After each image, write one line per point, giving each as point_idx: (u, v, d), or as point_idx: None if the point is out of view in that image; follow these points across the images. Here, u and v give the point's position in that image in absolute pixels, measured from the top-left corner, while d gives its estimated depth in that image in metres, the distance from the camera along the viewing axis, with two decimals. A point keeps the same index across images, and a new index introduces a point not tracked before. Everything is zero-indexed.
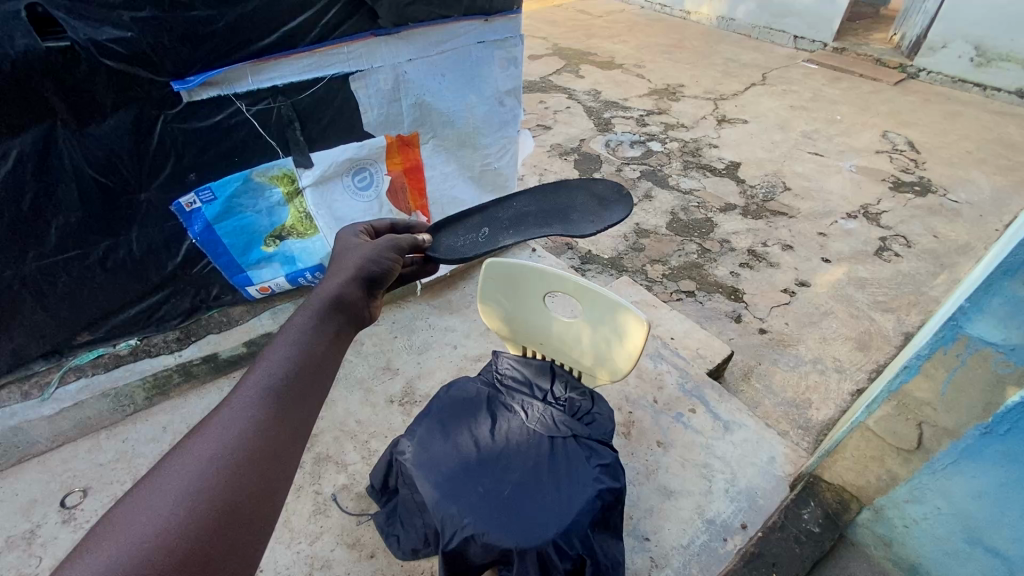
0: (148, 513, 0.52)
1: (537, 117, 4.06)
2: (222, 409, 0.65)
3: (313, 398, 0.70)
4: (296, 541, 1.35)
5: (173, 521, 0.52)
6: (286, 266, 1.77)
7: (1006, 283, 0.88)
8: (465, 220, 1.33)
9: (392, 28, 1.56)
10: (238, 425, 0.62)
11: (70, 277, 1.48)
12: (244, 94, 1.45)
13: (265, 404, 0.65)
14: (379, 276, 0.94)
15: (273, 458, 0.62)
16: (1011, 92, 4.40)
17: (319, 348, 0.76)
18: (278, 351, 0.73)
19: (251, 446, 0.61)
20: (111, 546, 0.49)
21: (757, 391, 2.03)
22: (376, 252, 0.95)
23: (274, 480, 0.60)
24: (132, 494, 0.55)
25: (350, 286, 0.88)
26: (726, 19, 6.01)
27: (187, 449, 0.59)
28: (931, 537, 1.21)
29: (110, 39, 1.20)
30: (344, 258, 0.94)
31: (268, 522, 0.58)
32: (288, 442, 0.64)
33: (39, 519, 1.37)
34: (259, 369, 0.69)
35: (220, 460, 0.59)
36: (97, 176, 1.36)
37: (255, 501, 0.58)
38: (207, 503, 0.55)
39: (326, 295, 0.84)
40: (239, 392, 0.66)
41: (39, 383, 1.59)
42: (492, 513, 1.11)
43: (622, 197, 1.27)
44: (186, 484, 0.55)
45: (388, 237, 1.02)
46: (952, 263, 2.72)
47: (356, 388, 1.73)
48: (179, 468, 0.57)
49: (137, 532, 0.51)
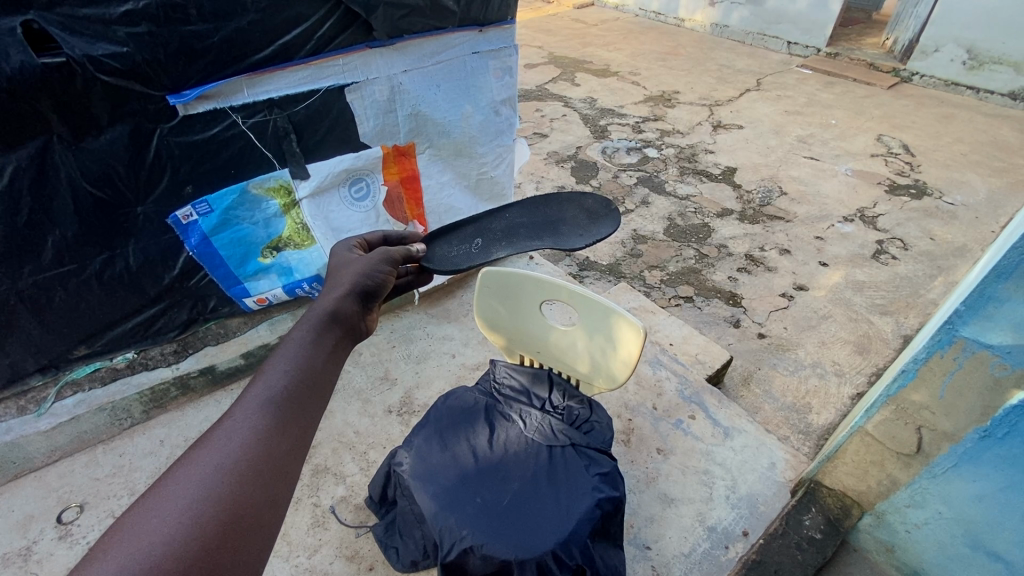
0: (155, 522, 0.52)
1: (534, 125, 4.09)
2: (225, 419, 0.65)
3: (313, 408, 0.70)
4: (295, 554, 1.34)
5: (179, 530, 0.52)
6: (283, 277, 1.77)
7: (1000, 286, 0.88)
8: (458, 230, 1.33)
9: (387, 40, 1.57)
10: (240, 436, 0.62)
11: (67, 291, 1.47)
12: (240, 107, 1.45)
13: (268, 415, 0.66)
14: (374, 288, 0.94)
15: (276, 468, 0.62)
16: (1004, 95, 4.44)
17: (319, 360, 0.76)
18: (278, 363, 0.73)
19: (255, 456, 0.61)
20: (119, 555, 0.49)
21: (757, 397, 2.02)
22: (369, 265, 0.95)
23: (277, 489, 0.60)
24: (137, 504, 0.55)
25: (346, 299, 0.88)
26: (721, 26, 6.06)
27: (190, 459, 0.59)
28: (933, 542, 1.20)
29: (105, 54, 1.20)
30: (340, 272, 0.95)
31: (272, 532, 0.58)
32: (290, 453, 0.64)
33: (36, 535, 1.36)
34: (259, 380, 0.70)
35: (225, 470, 0.59)
36: (94, 190, 1.36)
37: (259, 510, 0.58)
38: (212, 512, 0.55)
39: (324, 309, 0.84)
40: (241, 403, 0.67)
41: (34, 398, 1.57)
42: (492, 523, 1.11)
43: (611, 212, 1.30)
44: (191, 494, 0.55)
45: (381, 250, 1.02)
46: (949, 265, 2.73)
47: (354, 399, 1.72)
48: (184, 477, 0.57)
49: (144, 541, 0.50)
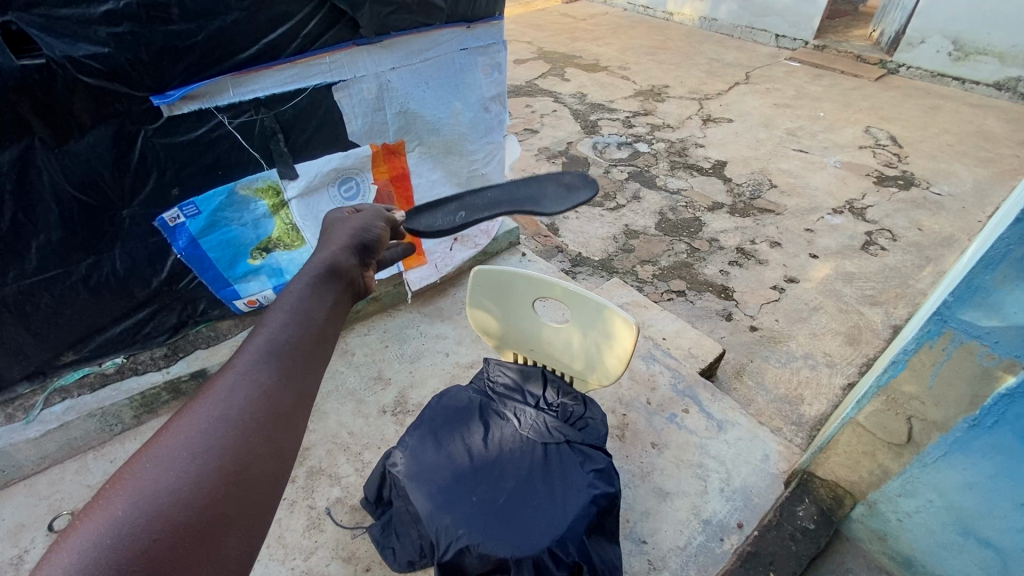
0: (162, 470, 0.54)
1: (524, 121, 4.07)
2: (226, 371, 0.66)
3: (314, 361, 0.71)
4: (291, 557, 1.33)
5: (186, 478, 0.54)
6: (273, 278, 1.76)
7: (987, 277, 0.89)
8: (441, 208, 1.31)
9: (374, 38, 1.56)
10: (242, 388, 0.63)
11: (53, 296, 1.45)
12: (225, 107, 1.43)
13: (268, 367, 0.67)
14: (371, 245, 0.95)
15: (279, 420, 0.63)
16: (989, 85, 4.49)
17: (318, 315, 0.77)
18: (277, 317, 0.74)
19: (257, 406, 0.62)
20: (126, 501, 0.51)
21: (750, 389, 2.04)
22: (363, 224, 0.97)
23: (281, 439, 0.62)
24: (144, 451, 0.56)
25: (343, 256, 0.89)
26: (709, 19, 6.07)
27: (193, 408, 0.61)
28: (924, 530, 1.22)
29: (87, 55, 1.18)
30: (335, 231, 0.95)
31: (279, 480, 0.60)
32: (293, 403, 0.65)
33: (27, 544, 1.35)
34: (259, 333, 0.70)
35: (228, 420, 0.60)
36: (78, 194, 1.34)
37: (263, 461, 0.59)
38: (218, 462, 0.56)
39: (321, 267, 0.84)
40: (241, 355, 0.68)
41: (22, 406, 1.55)
42: (487, 521, 1.11)
43: (589, 183, 1.32)
44: (196, 442, 0.57)
45: (375, 211, 1.03)
46: (937, 256, 2.75)
47: (347, 399, 1.71)
48: (187, 426, 0.58)
49: (151, 488, 0.52)
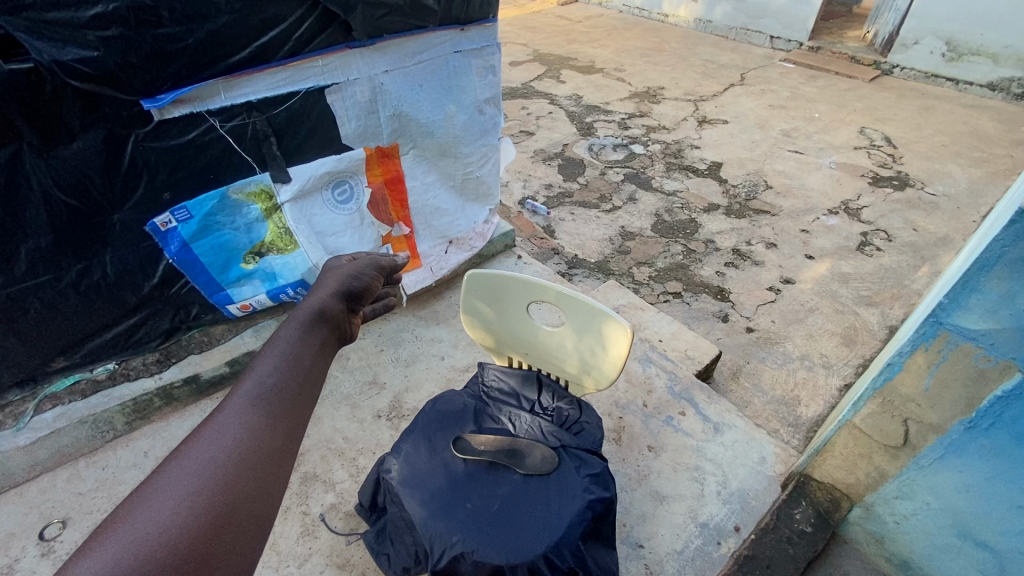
0: (150, 513, 0.53)
1: (520, 123, 4.07)
2: (215, 416, 0.66)
3: (303, 403, 0.71)
4: (284, 564, 1.32)
5: (175, 519, 0.52)
6: (266, 282, 1.72)
7: (983, 279, 0.89)
8: None
9: (367, 40, 1.55)
10: (232, 431, 0.63)
11: (42, 302, 1.43)
12: (217, 111, 1.42)
13: (259, 411, 0.66)
14: (360, 290, 0.97)
15: (267, 461, 0.62)
16: (982, 86, 4.52)
17: (306, 357, 0.77)
18: (267, 361, 0.74)
19: (247, 449, 0.62)
20: (114, 544, 0.49)
21: (746, 390, 2.03)
22: (354, 270, 0.98)
23: (271, 482, 0.60)
24: (131, 497, 0.55)
25: (332, 300, 0.90)
26: (704, 21, 6.08)
27: (182, 454, 0.60)
28: (921, 532, 1.21)
29: (75, 59, 1.17)
30: (325, 278, 0.97)
31: (268, 523, 0.58)
32: (283, 446, 0.64)
33: (17, 553, 1.34)
34: (250, 377, 0.70)
35: (218, 463, 0.59)
36: (67, 198, 1.33)
37: (253, 501, 0.58)
38: (206, 505, 0.55)
39: (310, 308, 0.85)
40: (231, 400, 0.67)
41: (13, 413, 1.52)
42: (481, 529, 1.08)
43: None
44: (186, 485, 0.56)
45: (369, 258, 1.05)
46: (932, 256, 2.76)
47: (342, 405, 1.70)
48: (178, 470, 0.57)
49: (138, 530, 0.51)
